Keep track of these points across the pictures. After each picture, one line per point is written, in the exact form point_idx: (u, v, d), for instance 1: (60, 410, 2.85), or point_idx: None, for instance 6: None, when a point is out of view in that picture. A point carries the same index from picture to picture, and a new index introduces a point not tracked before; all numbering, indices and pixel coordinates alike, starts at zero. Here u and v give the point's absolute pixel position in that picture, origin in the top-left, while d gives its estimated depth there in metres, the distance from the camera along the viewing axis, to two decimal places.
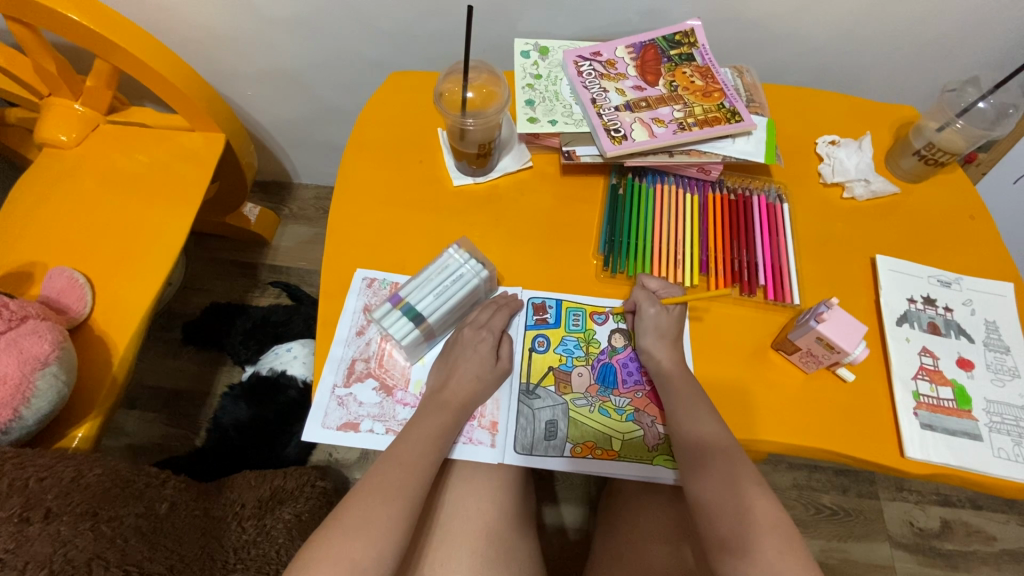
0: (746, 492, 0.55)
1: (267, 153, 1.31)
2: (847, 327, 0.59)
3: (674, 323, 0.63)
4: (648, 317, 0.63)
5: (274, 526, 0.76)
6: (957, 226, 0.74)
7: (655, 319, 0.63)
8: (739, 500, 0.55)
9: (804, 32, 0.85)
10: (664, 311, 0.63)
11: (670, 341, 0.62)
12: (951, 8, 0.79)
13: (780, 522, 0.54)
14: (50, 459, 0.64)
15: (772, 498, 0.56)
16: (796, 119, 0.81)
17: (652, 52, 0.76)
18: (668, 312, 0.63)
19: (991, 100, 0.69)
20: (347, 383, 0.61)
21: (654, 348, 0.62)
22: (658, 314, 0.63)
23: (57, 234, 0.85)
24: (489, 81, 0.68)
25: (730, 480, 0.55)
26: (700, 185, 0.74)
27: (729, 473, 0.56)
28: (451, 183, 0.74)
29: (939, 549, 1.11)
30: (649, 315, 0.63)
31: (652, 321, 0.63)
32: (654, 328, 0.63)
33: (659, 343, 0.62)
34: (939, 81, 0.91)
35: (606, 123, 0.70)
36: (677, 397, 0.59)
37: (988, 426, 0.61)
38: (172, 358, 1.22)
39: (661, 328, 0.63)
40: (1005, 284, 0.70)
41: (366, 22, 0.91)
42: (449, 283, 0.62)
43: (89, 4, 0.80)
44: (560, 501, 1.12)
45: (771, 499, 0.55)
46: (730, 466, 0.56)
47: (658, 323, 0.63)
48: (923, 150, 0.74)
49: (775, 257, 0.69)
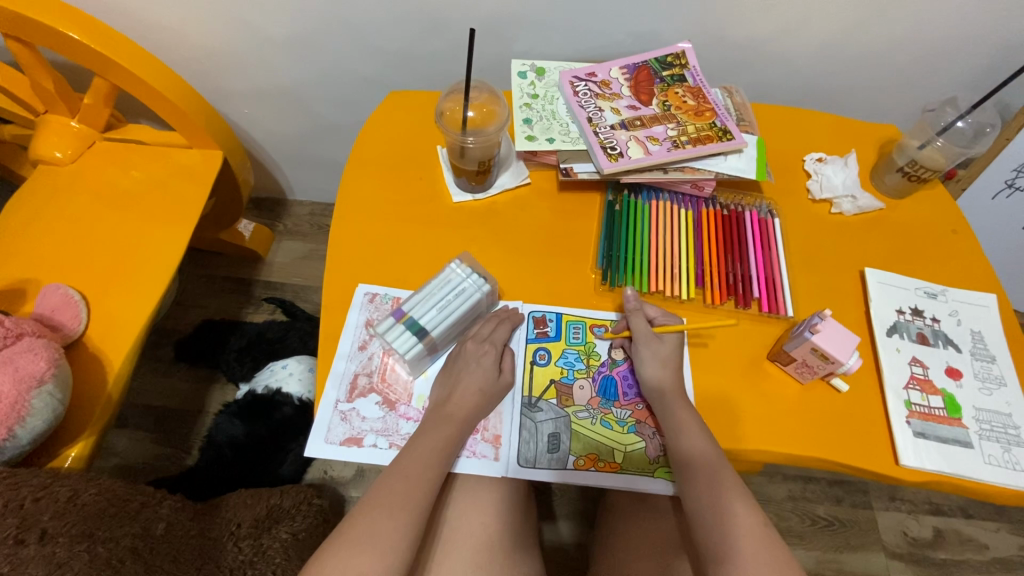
0: (728, 503, 0.56)
1: (262, 170, 1.31)
2: (840, 337, 0.60)
3: (670, 349, 0.63)
4: (644, 345, 0.63)
5: (271, 545, 0.76)
6: (941, 240, 0.77)
7: (651, 346, 0.63)
8: (722, 509, 0.56)
9: (789, 54, 0.88)
10: (658, 338, 0.64)
11: (671, 368, 0.62)
12: (926, 32, 0.83)
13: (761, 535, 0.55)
14: (45, 479, 0.61)
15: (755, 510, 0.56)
16: (783, 137, 0.84)
17: (645, 73, 0.79)
18: (663, 339, 0.64)
19: (970, 120, 0.74)
20: (350, 398, 0.61)
21: (659, 376, 0.61)
22: (653, 341, 0.63)
23: (51, 251, 0.85)
24: (490, 101, 0.70)
25: (712, 491, 0.57)
26: (694, 201, 0.76)
27: (713, 485, 0.57)
28: (451, 200, 0.75)
29: (933, 558, 1.12)
30: (642, 344, 0.63)
31: (649, 349, 0.63)
32: (651, 356, 0.63)
33: (659, 369, 0.62)
34: (919, 101, 0.95)
35: (603, 141, 0.72)
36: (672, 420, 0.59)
37: (978, 434, 0.63)
38: (164, 376, 1.20)
39: (660, 355, 0.63)
40: (987, 294, 0.72)
41: (365, 42, 0.93)
42: (452, 297, 0.63)
43: (89, 23, 0.81)
44: (558, 516, 1.12)
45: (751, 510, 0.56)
46: (713, 478, 0.57)
47: (655, 351, 0.63)
48: (906, 166, 0.77)
49: (769, 269, 0.71)
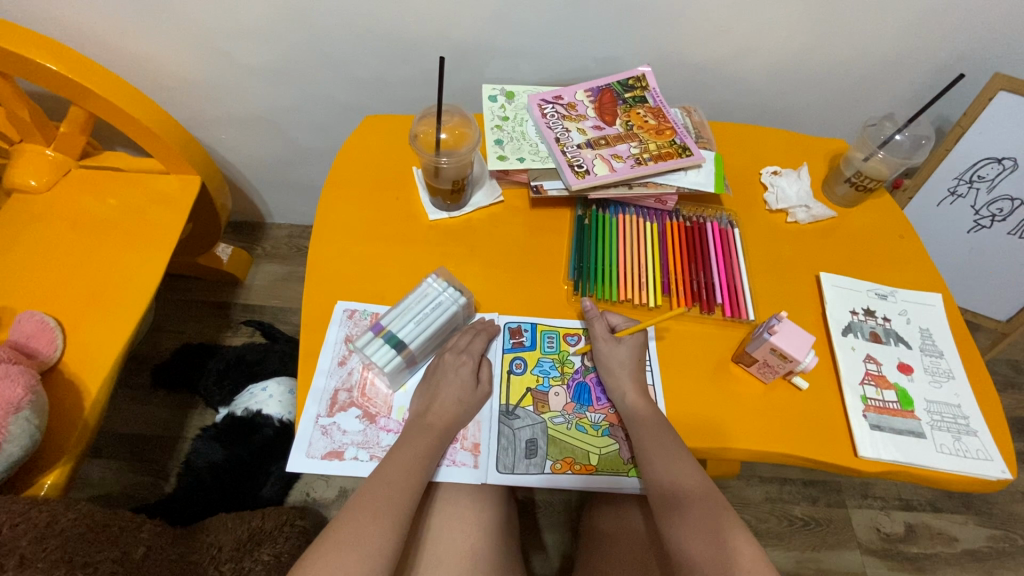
0: (724, 530, 0.59)
1: (241, 195, 1.33)
2: (797, 337, 0.64)
3: (629, 351, 0.67)
4: (604, 350, 0.67)
5: (252, 568, 0.75)
6: (888, 244, 0.82)
7: (610, 351, 0.67)
8: (717, 532, 0.59)
9: (742, 76, 0.94)
10: (617, 342, 0.67)
11: (630, 371, 0.65)
12: (864, 54, 0.90)
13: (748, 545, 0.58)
14: (23, 506, 0.63)
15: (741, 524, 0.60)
16: (740, 152, 0.90)
17: (608, 95, 0.83)
18: (621, 342, 0.67)
19: (906, 133, 0.80)
20: (331, 413, 0.62)
21: (617, 381, 0.65)
22: (611, 345, 0.67)
23: (26, 278, 0.84)
24: (461, 124, 0.73)
25: (710, 520, 0.59)
26: (658, 214, 0.80)
27: (708, 513, 0.60)
28: (427, 218, 0.77)
29: (906, 552, 1.15)
30: (601, 348, 0.67)
31: (608, 353, 0.66)
32: (609, 360, 0.66)
33: (618, 372, 0.65)
34: (863, 116, 1.02)
35: (570, 159, 0.76)
36: (641, 429, 0.62)
37: (929, 424, 0.66)
38: (141, 403, 1.19)
39: (619, 359, 0.66)
40: (932, 294, 0.78)
41: (341, 70, 0.97)
42: (429, 310, 0.65)
43: (67, 54, 0.83)
44: (542, 528, 1.13)
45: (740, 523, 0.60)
46: (708, 506, 0.60)
47: (614, 354, 0.66)
48: (853, 177, 0.82)
49: (731, 276, 0.75)
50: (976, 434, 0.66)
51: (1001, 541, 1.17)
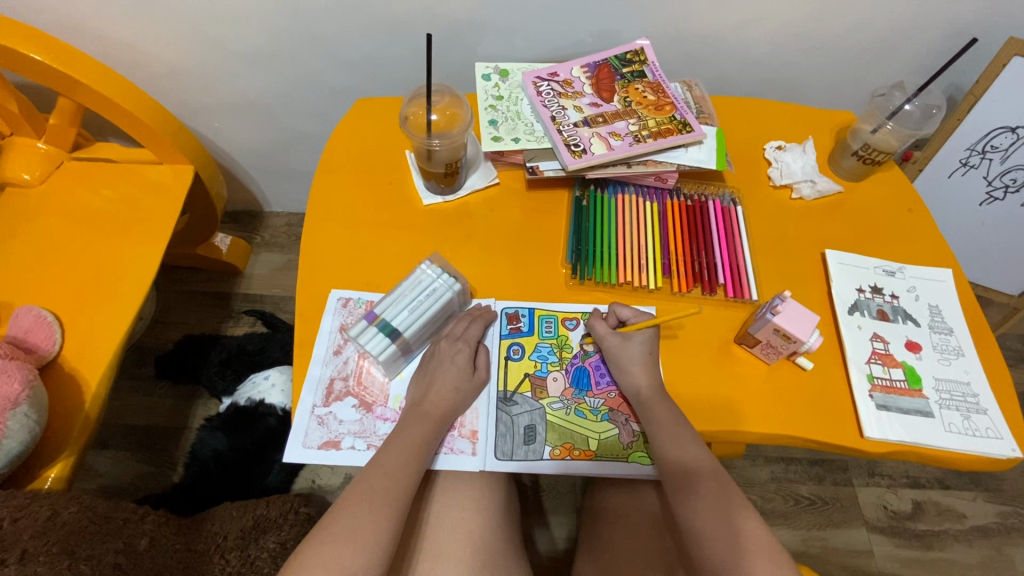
0: (735, 513, 0.58)
1: (237, 184, 1.31)
2: (800, 317, 0.62)
3: (640, 348, 0.64)
4: (612, 348, 0.64)
5: (258, 556, 0.76)
6: (897, 219, 0.80)
7: (619, 348, 0.64)
8: (729, 518, 0.57)
9: (746, 46, 0.91)
10: (625, 338, 0.65)
11: (642, 365, 0.63)
12: (872, 22, 0.86)
13: (768, 545, 0.56)
14: (24, 500, 0.64)
15: (760, 520, 0.58)
16: (744, 127, 0.87)
17: (605, 70, 0.81)
18: (629, 339, 0.64)
19: (916, 103, 0.77)
20: (327, 402, 0.62)
21: (632, 377, 0.63)
22: (619, 342, 0.64)
23: (22, 273, 0.84)
24: (453, 104, 0.71)
25: (720, 502, 0.58)
26: (658, 192, 0.78)
27: (714, 492, 0.59)
28: (421, 203, 0.76)
29: (913, 530, 1.15)
30: (609, 347, 0.65)
31: (618, 350, 0.64)
32: (620, 358, 0.64)
33: (630, 371, 0.63)
34: (873, 85, 0.98)
35: (566, 139, 0.74)
36: (658, 413, 0.61)
37: (938, 403, 0.65)
38: (146, 394, 1.20)
39: (631, 356, 0.64)
40: (943, 270, 0.75)
41: (331, 53, 0.94)
42: (423, 298, 0.64)
43: (51, 43, 0.81)
44: (547, 512, 1.13)
45: (759, 519, 0.58)
46: (715, 488, 0.59)
47: (624, 350, 0.64)
48: (860, 150, 0.79)
49: (733, 256, 0.73)
50: (985, 412, 0.65)
51: (1010, 517, 1.16)
